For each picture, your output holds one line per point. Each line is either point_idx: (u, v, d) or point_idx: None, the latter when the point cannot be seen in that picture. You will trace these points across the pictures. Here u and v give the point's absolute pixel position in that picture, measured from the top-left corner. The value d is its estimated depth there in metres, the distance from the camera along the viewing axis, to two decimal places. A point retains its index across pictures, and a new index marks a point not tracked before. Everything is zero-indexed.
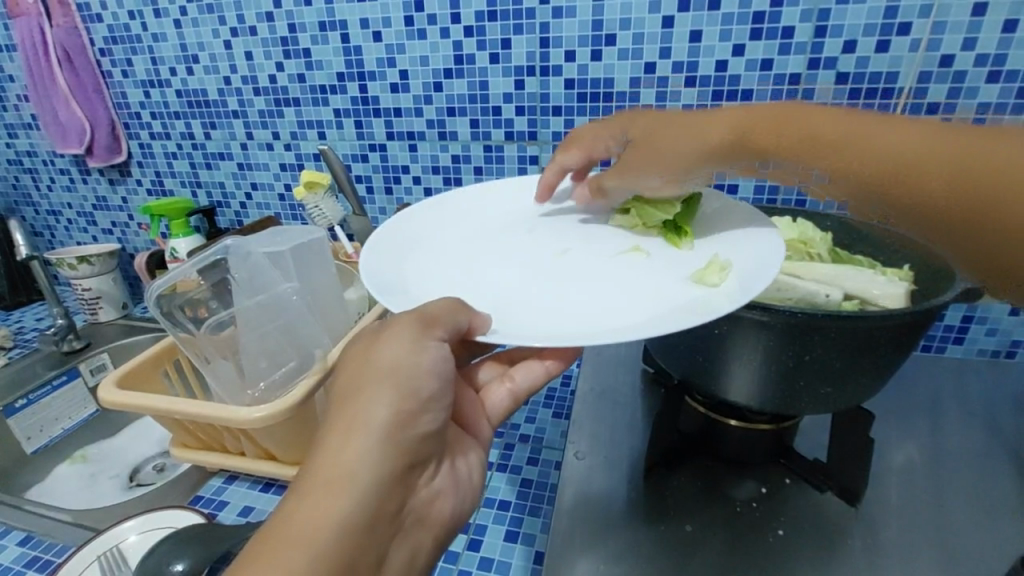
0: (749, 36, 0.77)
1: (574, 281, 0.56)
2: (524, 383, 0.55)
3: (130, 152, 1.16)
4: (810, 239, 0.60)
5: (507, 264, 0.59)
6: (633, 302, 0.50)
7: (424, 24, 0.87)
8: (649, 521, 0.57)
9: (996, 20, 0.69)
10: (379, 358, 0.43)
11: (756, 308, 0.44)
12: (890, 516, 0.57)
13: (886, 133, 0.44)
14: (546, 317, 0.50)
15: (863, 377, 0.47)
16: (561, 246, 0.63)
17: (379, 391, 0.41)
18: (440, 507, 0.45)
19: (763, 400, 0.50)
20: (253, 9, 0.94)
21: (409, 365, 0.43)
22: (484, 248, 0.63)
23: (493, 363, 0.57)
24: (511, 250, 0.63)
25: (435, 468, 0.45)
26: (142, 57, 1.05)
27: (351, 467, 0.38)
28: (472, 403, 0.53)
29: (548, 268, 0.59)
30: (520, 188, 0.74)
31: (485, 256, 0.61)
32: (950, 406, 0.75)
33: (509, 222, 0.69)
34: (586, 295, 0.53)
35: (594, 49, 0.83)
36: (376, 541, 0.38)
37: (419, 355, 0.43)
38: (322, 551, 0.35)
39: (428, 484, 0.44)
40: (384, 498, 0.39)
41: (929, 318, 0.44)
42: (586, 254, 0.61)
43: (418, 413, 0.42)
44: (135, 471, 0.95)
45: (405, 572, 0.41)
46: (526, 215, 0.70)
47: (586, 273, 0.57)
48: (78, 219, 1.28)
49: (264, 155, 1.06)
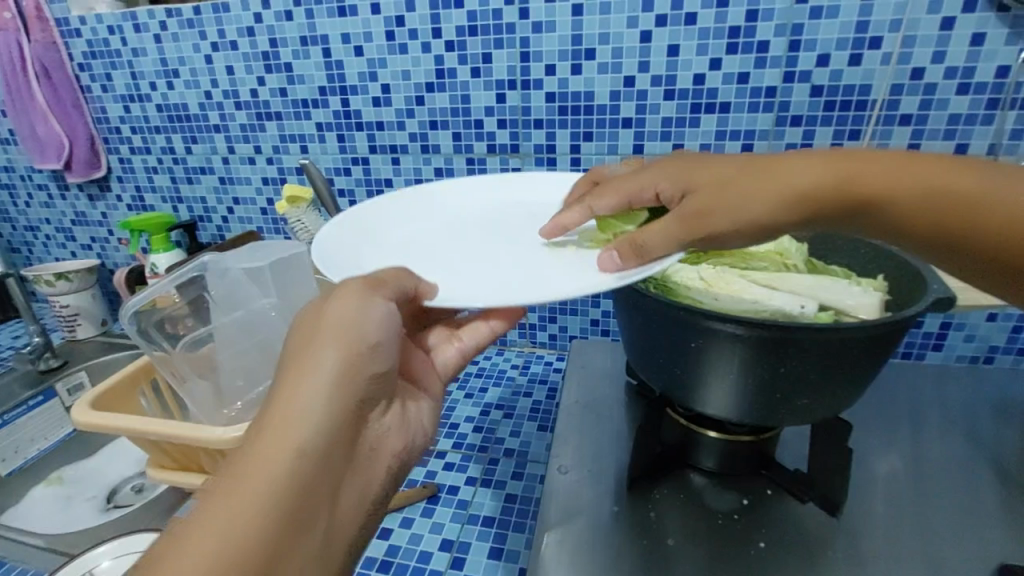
0: (725, 50, 0.78)
1: (532, 251, 0.56)
2: (470, 344, 0.57)
3: (110, 167, 1.14)
4: (786, 250, 0.61)
5: (476, 247, 0.60)
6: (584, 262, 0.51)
7: (405, 38, 0.88)
8: (632, 536, 0.56)
9: (963, 34, 0.71)
10: (324, 308, 0.42)
11: (731, 322, 0.44)
12: (872, 525, 0.57)
13: (882, 170, 0.42)
14: (500, 283, 0.50)
15: (838, 387, 0.47)
16: (528, 227, 0.63)
17: (327, 339, 0.40)
18: (391, 444, 0.44)
19: (741, 413, 0.50)
20: (233, 24, 0.94)
21: (357, 314, 0.41)
22: (458, 235, 0.63)
23: (441, 328, 0.59)
24: (485, 235, 0.63)
25: (386, 407, 0.45)
26: (121, 72, 1.04)
27: (303, 405, 0.37)
28: (419, 360, 0.54)
29: (511, 245, 0.59)
30: (503, 181, 0.73)
31: (457, 241, 0.61)
32: (931, 413, 0.76)
33: (491, 212, 0.68)
34: (541, 261, 0.54)
35: (574, 64, 0.83)
36: (332, 478, 0.37)
37: (368, 306, 0.42)
38: (273, 482, 0.34)
39: (379, 421, 0.44)
40: (336, 436, 0.38)
41: (901, 329, 0.45)
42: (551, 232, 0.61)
43: (368, 355, 0.41)
44: (113, 492, 0.93)
45: (360, 507, 0.40)
46: (508, 205, 0.70)
47: (542, 245, 0.58)
48: (56, 235, 1.26)
49: (246, 169, 1.05)
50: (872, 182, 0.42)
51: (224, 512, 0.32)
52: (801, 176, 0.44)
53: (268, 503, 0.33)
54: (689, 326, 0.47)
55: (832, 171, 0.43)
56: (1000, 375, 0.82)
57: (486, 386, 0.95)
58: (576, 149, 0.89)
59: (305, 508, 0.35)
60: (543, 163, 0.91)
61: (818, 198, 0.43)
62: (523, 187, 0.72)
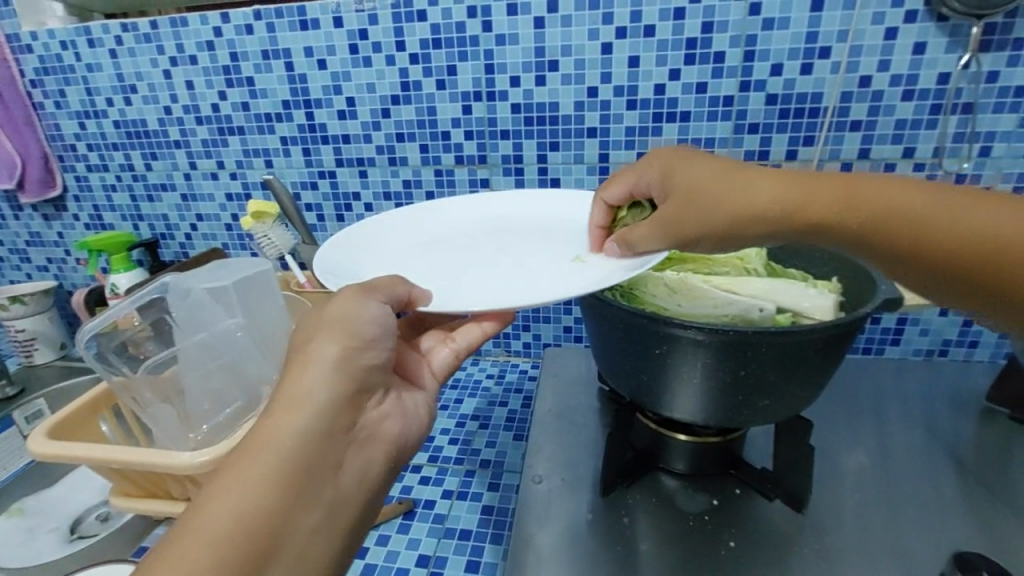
0: (683, 61, 0.80)
1: (525, 261, 0.60)
2: (464, 343, 0.55)
3: (66, 185, 1.11)
4: (745, 255, 0.63)
5: (465, 259, 0.62)
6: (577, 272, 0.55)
7: (369, 51, 0.88)
8: (606, 542, 0.57)
9: (906, 43, 0.74)
10: (326, 308, 0.44)
11: (692, 327, 0.46)
12: (836, 520, 0.59)
13: (834, 195, 0.45)
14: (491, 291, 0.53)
15: (798, 387, 0.49)
16: (518, 239, 0.67)
17: (325, 335, 0.42)
18: (391, 426, 0.45)
19: (706, 416, 0.52)
20: (192, 39, 0.93)
21: (353, 311, 0.43)
22: (445, 249, 0.65)
23: (436, 333, 0.59)
24: (476, 246, 0.65)
25: (385, 393, 0.45)
26: (76, 88, 1.01)
27: (304, 390, 0.39)
28: (415, 358, 0.54)
29: (504, 256, 0.62)
30: (479, 198, 0.75)
31: (445, 255, 0.64)
32: (890, 406, 0.79)
33: (475, 225, 0.71)
34: (534, 271, 0.58)
35: (538, 75, 0.85)
36: (332, 458, 0.39)
37: (364, 306, 0.44)
38: (279, 463, 0.36)
39: (378, 406, 0.44)
40: (333, 421, 0.40)
41: (852, 330, 0.47)
42: (543, 243, 0.65)
43: (364, 348, 0.43)
44: (75, 522, 0.89)
45: (362, 486, 0.41)
46: (493, 218, 0.72)
47: (536, 255, 0.62)
48: (9, 256, 1.21)
49: (209, 184, 1.03)
50: (823, 202, 0.45)
51: (232, 491, 0.35)
52: (763, 192, 0.47)
53: (276, 483, 0.36)
54: (652, 332, 0.48)
55: (790, 188, 0.47)
56: (953, 367, 0.86)
57: (461, 397, 0.95)
58: (543, 159, 0.90)
59: (302, 490, 0.37)
60: (512, 173, 0.92)
61: (777, 210, 0.47)
62: (504, 203, 0.75)
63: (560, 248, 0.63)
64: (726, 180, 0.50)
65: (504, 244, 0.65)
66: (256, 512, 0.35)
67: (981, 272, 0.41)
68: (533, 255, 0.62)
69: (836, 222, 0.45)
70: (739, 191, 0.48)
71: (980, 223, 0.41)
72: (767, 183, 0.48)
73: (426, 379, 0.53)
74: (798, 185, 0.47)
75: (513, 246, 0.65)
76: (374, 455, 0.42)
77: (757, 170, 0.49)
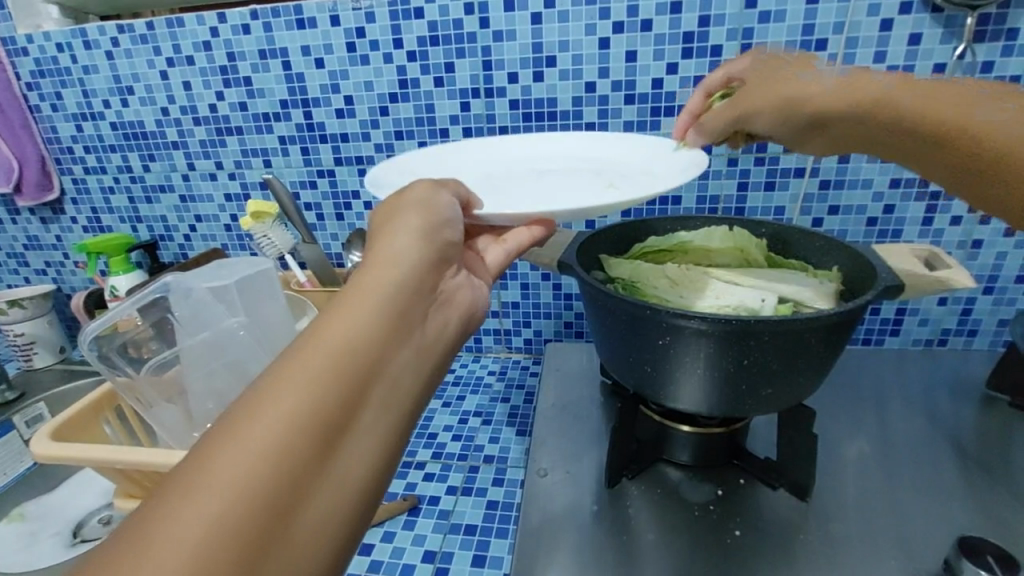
0: (680, 55, 0.80)
1: (573, 189, 0.59)
2: (516, 245, 0.51)
3: (63, 188, 1.10)
4: (747, 246, 0.62)
5: (509, 191, 0.61)
6: (627, 191, 0.53)
7: (367, 50, 0.88)
8: (612, 534, 0.57)
9: (901, 34, 0.75)
10: (399, 196, 0.42)
11: (695, 318, 0.46)
12: (840, 507, 0.59)
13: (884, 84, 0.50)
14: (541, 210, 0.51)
15: (800, 376, 0.49)
16: (563, 176, 0.65)
17: (405, 213, 0.40)
18: (459, 312, 0.41)
19: (711, 406, 0.52)
20: (188, 39, 0.93)
21: (430, 197, 0.42)
22: (486, 183, 0.63)
23: (482, 234, 0.53)
24: (521, 181, 0.64)
25: (451, 276, 0.42)
26: (72, 90, 1.01)
27: (376, 280, 0.35)
28: (470, 256, 0.49)
29: (551, 187, 0.61)
30: (501, 145, 0.72)
31: (487, 186, 0.62)
32: (891, 396, 0.79)
33: (512, 167, 0.69)
34: (583, 194, 0.56)
35: (535, 71, 0.85)
36: (397, 356, 0.33)
37: (436, 196, 0.43)
38: (343, 364, 0.30)
39: (446, 290, 0.40)
40: (407, 299, 0.35)
41: (854, 318, 0.47)
42: (589, 177, 0.64)
43: (441, 227, 0.41)
44: (78, 526, 0.89)
45: (429, 382, 0.36)
46: (533, 160, 0.70)
47: (583, 185, 0.60)
48: (7, 261, 1.20)
49: (208, 185, 1.03)
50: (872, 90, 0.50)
51: (287, 395, 0.28)
52: (824, 85, 0.53)
53: (339, 384, 0.30)
54: (656, 324, 0.48)
55: (847, 82, 0.52)
56: (953, 355, 0.87)
57: (463, 394, 0.95)
58: None
59: (376, 370, 0.32)
60: None
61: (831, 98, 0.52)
62: (542, 145, 0.73)
63: (607, 178, 0.62)
64: (820, 76, 0.54)
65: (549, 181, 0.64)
66: (331, 390, 0.29)
67: (983, 168, 0.44)
68: (581, 185, 0.61)
69: (880, 112, 0.49)
70: (814, 82, 0.54)
71: (998, 126, 0.43)
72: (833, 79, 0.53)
73: (484, 267, 0.48)
74: (850, 79, 0.52)
75: (560, 180, 0.64)
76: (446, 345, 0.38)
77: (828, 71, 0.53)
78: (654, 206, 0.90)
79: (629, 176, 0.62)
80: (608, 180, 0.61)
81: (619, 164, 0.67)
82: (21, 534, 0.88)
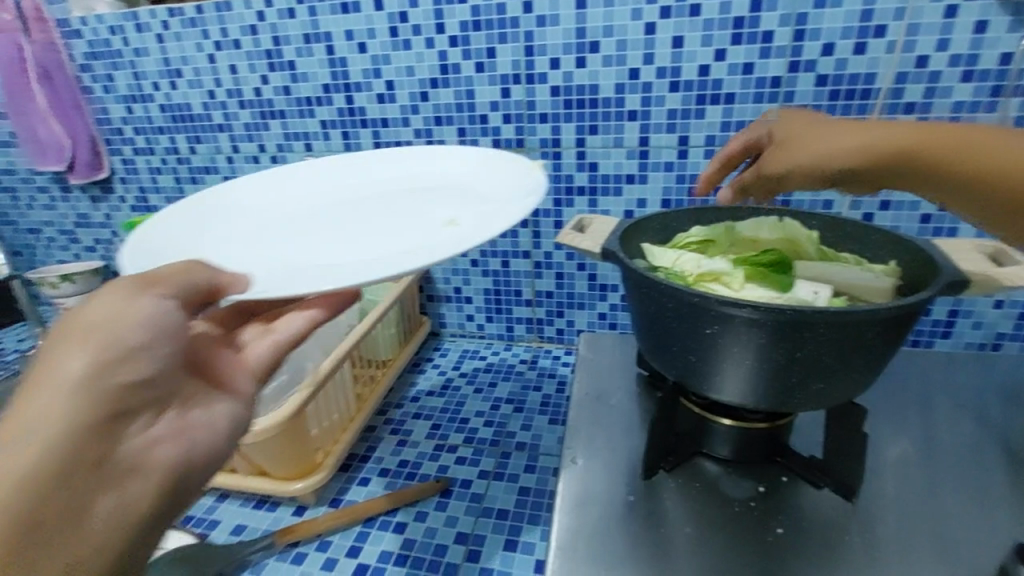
0: (730, 41, 0.78)
1: (409, 228, 0.58)
2: (286, 336, 0.49)
3: (112, 168, 1.14)
4: (797, 240, 0.60)
5: (373, 230, 0.60)
6: (455, 232, 0.52)
7: (409, 34, 0.88)
8: (649, 524, 0.56)
9: (966, 22, 0.71)
10: (78, 313, 0.33)
11: (747, 306, 0.44)
12: (885, 509, 0.57)
13: (870, 133, 0.47)
14: (358, 260, 0.50)
15: (854, 371, 0.47)
16: (362, 212, 0.65)
17: (66, 351, 0.31)
18: (160, 455, 0.36)
19: (757, 398, 0.51)
20: (236, 23, 0.94)
21: (114, 316, 0.33)
22: (360, 222, 0.63)
23: (258, 326, 0.52)
24: (282, 224, 0.64)
25: (153, 414, 0.36)
26: (124, 72, 1.04)
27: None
28: (227, 359, 0.46)
29: (404, 224, 0.60)
30: (389, 154, 0.74)
31: (353, 227, 0.62)
32: (939, 398, 0.76)
33: (374, 184, 0.71)
34: (416, 235, 0.56)
35: (578, 57, 0.84)
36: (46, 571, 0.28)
37: (132, 305, 0.34)
38: None
39: (139, 435, 0.35)
40: (56, 486, 0.29)
41: (915, 313, 0.45)
42: (369, 219, 0.63)
43: (120, 366, 0.33)
44: None
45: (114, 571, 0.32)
46: (354, 195, 0.70)
47: (404, 224, 0.60)
48: (59, 238, 1.25)
49: (250, 168, 1.05)
50: (870, 137, 0.47)
51: None
52: (824, 141, 0.48)
53: None
54: (704, 313, 0.47)
55: (850, 134, 0.48)
56: (1007, 360, 0.83)
57: (495, 381, 0.95)
58: (581, 143, 0.89)
59: None
60: (549, 157, 0.91)
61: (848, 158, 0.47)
62: (345, 171, 0.73)
63: (464, 206, 0.61)
64: (802, 135, 0.51)
65: (298, 227, 0.63)
66: None
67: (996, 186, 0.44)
68: (332, 234, 0.61)
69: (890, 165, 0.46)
70: (821, 142, 0.48)
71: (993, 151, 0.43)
72: (831, 134, 0.49)
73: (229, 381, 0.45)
74: (854, 128, 0.48)
75: (312, 223, 0.64)
76: (167, 454, 0.36)
77: (818, 125, 0.50)
78: (696, 196, 0.88)
79: (369, 228, 0.61)
80: (423, 220, 0.60)
81: (465, 185, 0.67)
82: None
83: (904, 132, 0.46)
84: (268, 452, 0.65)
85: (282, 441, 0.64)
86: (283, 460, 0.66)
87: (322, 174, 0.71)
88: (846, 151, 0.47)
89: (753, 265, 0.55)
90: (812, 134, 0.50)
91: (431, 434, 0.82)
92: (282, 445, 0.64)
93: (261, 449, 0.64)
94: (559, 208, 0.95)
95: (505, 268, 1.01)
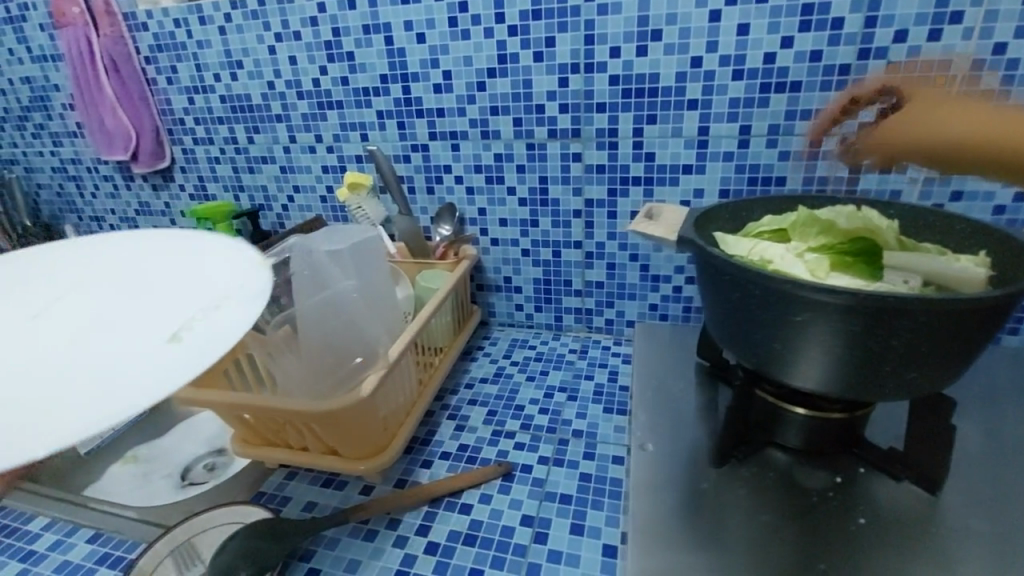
0: (797, 28, 0.77)
1: (135, 329, 0.49)
2: None
3: (173, 157, 1.17)
4: (878, 229, 0.57)
5: (49, 345, 0.49)
6: (178, 354, 0.44)
7: (468, 24, 0.88)
8: (724, 511, 0.56)
9: None
10: None
11: (839, 293, 0.44)
12: (968, 503, 0.56)
13: (961, 119, 0.57)
14: (59, 399, 0.40)
15: (944, 361, 0.47)
16: (92, 304, 0.55)
17: None
18: None
19: (839, 388, 0.50)
20: (297, 15, 0.96)
21: None
22: (54, 331, 0.51)
23: None
24: (44, 316, 0.54)
25: None
26: (186, 64, 1.07)
27: None
28: None
29: (99, 331, 0.50)
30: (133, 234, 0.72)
31: (23, 342, 0.50)
32: (1012, 396, 0.74)
33: (64, 276, 0.63)
34: (126, 350, 0.46)
35: (639, 45, 0.83)
36: None
37: None
38: None
39: None
40: None
41: (1013, 303, 0.44)
42: (105, 309, 0.54)
43: None
44: (186, 470, 0.97)
45: None
46: (73, 278, 0.62)
47: (137, 328, 0.49)
48: (121, 225, 1.30)
49: (307, 157, 1.08)
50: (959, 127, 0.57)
51: None
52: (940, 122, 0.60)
53: None
54: (792, 300, 0.47)
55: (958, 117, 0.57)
56: None
57: (546, 369, 0.96)
58: (639, 132, 0.89)
59: None
60: (605, 147, 0.91)
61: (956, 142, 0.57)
62: (132, 250, 0.68)
63: (163, 312, 0.52)
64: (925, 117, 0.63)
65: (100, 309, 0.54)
66: None
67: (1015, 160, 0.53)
68: (65, 334, 0.50)
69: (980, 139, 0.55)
70: (942, 123, 0.60)
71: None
72: (951, 116, 0.59)
73: None
74: (959, 115, 0.58)
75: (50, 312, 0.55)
76: None
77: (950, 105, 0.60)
78: (755, 187, 0.87)
79: (123, 320, 0.51)
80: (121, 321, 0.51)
81: (179, 279, 0.58)
82: (138, 474, 0.97)
83: (987, 123, 0.55)
84: (339, 432, 0.66)
85: (353, 421, 0.66)
86: (352, 440, 0.68)
87: (110, 246, 0.70)
88: (955, 134, 0.57)
89: (838, 253, 0.52)
90: (944, 110, 0.61)
91: (488, 420, 0.84)
92: (351, 425, 0.66)
93: (333, 427, 0.66)
94: (613, 198, 0.94)
95: (556, 258, 1.02)
